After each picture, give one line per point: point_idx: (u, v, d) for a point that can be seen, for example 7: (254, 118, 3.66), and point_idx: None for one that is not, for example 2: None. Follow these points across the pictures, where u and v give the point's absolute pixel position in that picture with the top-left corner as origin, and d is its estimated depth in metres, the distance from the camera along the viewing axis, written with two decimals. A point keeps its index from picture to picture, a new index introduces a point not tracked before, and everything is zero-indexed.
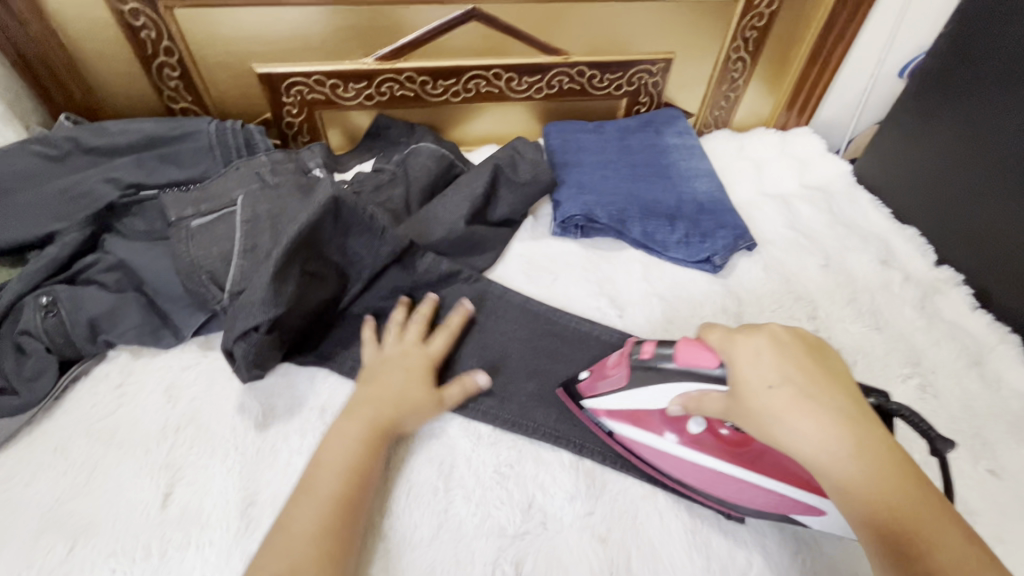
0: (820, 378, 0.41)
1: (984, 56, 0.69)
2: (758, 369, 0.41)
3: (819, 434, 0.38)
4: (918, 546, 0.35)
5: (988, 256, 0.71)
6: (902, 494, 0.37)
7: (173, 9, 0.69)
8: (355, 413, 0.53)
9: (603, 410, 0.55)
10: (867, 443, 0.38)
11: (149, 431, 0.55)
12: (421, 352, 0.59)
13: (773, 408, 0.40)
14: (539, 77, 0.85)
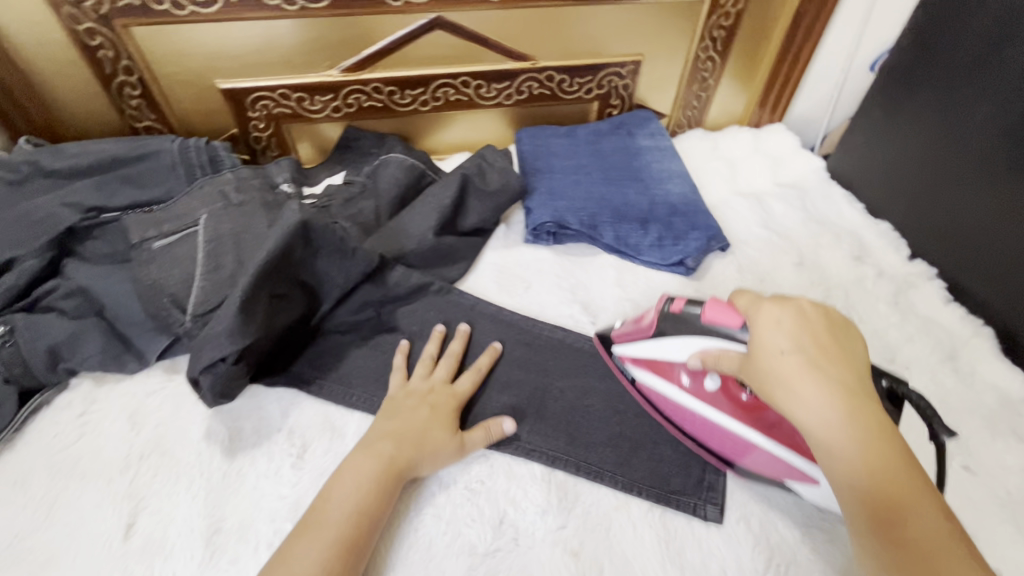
0: (832, 351, 0.41)
1: (947, 51, 0.69)
2: (775, 334, 0.42)
3: (820, 396, 0.39)
4: (892, 516, 0.36)
5: (961, 249, 0.71)
6: (889, 466, 0.37)
7: (130, 28, 0.68)
8: (373, 447, 0.51)
9: (627, 356, 0.58)
10: (865, 415, 0.39)
11: (112, 461, 0.54)
12: (448, 391, 0.57)
13: (782, 372, 0.41)
14: (507, 83, 0.85)
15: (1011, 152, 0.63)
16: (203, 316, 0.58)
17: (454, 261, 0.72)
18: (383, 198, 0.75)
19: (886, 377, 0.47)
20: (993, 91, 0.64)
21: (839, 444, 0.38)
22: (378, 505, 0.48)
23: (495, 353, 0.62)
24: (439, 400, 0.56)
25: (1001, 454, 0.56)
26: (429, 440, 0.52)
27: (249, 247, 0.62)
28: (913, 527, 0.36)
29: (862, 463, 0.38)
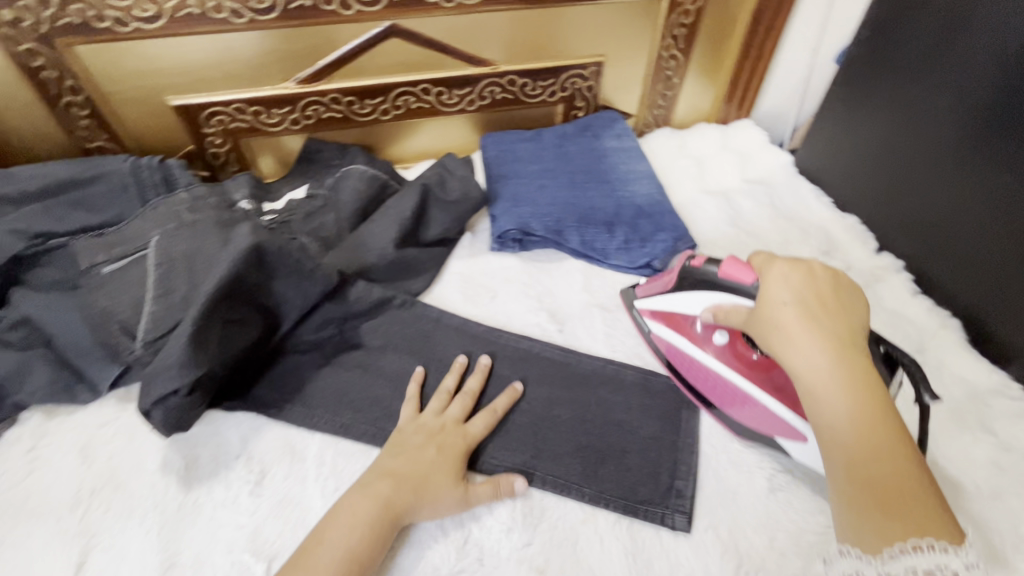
0: (833, 306, 0.43)
1: (903, 42, 0.69)
2: (779, 288, 0.45)
3: (816, 341, 0.41)
4: (866, 461, 0.37)
5: (927, 241, 0.70)
6: (873, 411, 0.39)
7: (73, 47, 0.66)
8: (371, 486, 0.49)
9: (648, 310, 0.63)
10: (855, 365, 0.40)
11: (62, 498, 0.52)
12: (459, 432, 0.54)
13: (782, 321, 0.43)
14: (469, 89, 0.83)
15: (970, 142, 0.63)
16: (151, 343, 0.57)
17: (418, 273, 0.70)
18: (344, 211, 0.73)
19: (883, 344, 0.48)
20: (950, 82, 0.64)
21: (828, 386, 0.40)
22: (354, 542, 0.45)
23: (515, 395, 0.58)
24: (449, 440, 0.53)
25: (970, 447, 0.56)
26: (431, 484, 0.50)
27: (201, 269, 0.59)
28: (886, 467, 0.37)
29: (848, 406, 0.39)
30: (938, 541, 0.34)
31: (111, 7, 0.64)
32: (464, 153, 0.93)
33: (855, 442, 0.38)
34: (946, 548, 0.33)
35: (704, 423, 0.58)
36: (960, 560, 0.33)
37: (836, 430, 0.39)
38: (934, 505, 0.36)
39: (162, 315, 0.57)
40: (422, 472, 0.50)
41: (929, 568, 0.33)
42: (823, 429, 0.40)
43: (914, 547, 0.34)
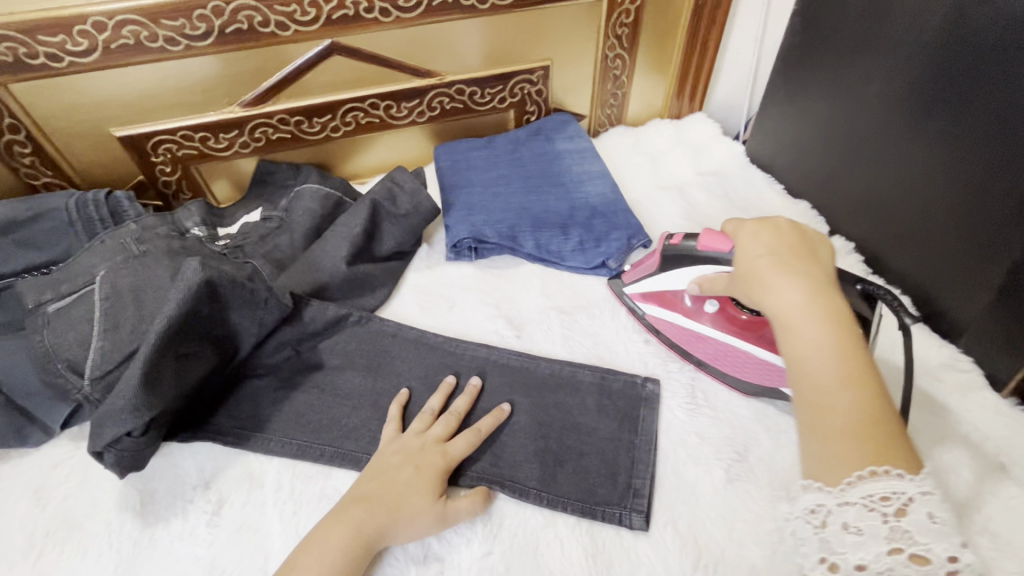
0: (804, 254, 0.44)
1: (834, 30, 0.70)
2: (755, 244, 0.46)
3: (792, 282, 0.41)
4: (836, 393, 0.37)
5: (875, 223, 0.71)
6: (847, 348, 0.38)
7: (8, 85, 0.66)
8: (345, 512, 0.48)
9: (638, 294, 0.66)
10: (828, 302, 0.40)
11: (15, 543, 0.52)
12: (439, 451, 0.53)
13: (758, 268, 0.44)
14: (417, 101, 0.84)
15: (906, 121, 0.64)
16: (101, 379, 0.56)
17: (374, 288, 0.70)
18: (297, 231, 0.73)
19: (860, 283, 0.51)
20: (882, 65, 0.65)
21: (803, 324, 0.39)
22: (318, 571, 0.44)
23: (502, 416, 0.57)
24: (428, 458, 0.52)
25: (923, 423, 0.57)
26: (406, 505, 0.49)
27: (149, 302, 0.59)
28: (853, 399, 0.37)
29: (822, 341, 0.38)
30: (897, 468, 0.34)
31: (42, 43, 0.63)
32: (421, 164, 0.94)
33: (826, 377, 0.38)
34: (902, 475, 0.34)
35: (663, 418, 0.58)
36: (914, 487, 0.34)
37: (808, 364, 0.38)
38: (899, 435, 0.36)
39: (109, 350, 0.57)
40: (380, 491, 0.49)
41: (885, 493, 0.34)
42: (795, 365, 0.39)
43: (870, 473, 0.35)
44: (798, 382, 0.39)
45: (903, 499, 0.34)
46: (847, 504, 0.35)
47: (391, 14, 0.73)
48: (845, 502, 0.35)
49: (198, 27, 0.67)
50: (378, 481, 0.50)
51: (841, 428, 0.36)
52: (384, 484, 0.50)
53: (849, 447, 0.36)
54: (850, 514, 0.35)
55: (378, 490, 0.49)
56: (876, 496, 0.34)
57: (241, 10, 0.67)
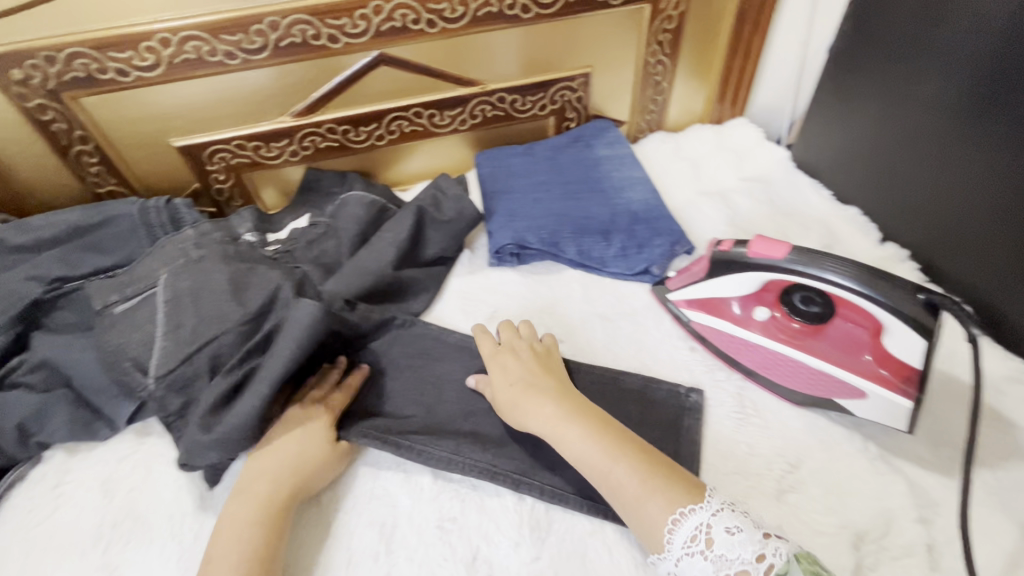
0: (536, 367, 0.56)
1: (888, 31, 0.68)
2: (500, 368, 0.57)
3: (537, 402, 0.52)
4: (615, 473, 0.47)
5: (927, 229, 0.69)
6: (597, 429, 0.49)
7: (80, 99, 0.70)
8: (248, 491, 0.51)
9: (682, 301, 0.65)
10: (575, 404, 0.51)
11: (84, 531, 0.54)
12: (319, 409, 0.57)
13: (512, 395, 0.54)
14: (460, 109, 0.85)
15: (963, 124, 0.62)
16: (163, 376, 0.58)
17: (418, 293, 0.72)
18: (343, 237, 0.74)
19: (923, 292, 0.49)
20: (937, 67, 0.63)
21: (562, 427, 0.50)
22: (248, 545, 0.47)
23: (363, 373, 0.62)
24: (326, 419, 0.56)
25: (992, 438, 0.54)
26: (308, 466, 0.53)
27: (206, 306, 0.61)
28: (626, 467, 0.47)
29: (585, 437, 0.49)
30: (688, 506, 0.43)
31: (112, 59, 0.67)
32: (462, 171, 0.95)
33: (601, 460, 0.47)
34: (694, 509, 0.43)
35: (714, 430, 0.56)
36: (706, 512, 0.43)
37: (585, 460, 0.48)
38: (671, 470, 0.47)
39: (172, 350, 0.59)
40: (280, 463, 0.52)
41: (693, 532, 0.42)
42: (581, 466, 0.48)
43: (677, 522, 0.43)
44: (588, 473, 0.48)
45: (705, 529, 0.42)
46: (681, 560, 0.42)
47: (437, 25, 0.75)
48: (679, 560, 0.42)
49: (255, 42, 0.70)
50: (269, 454, 0.53)
51: (638, 488, 0.45)
52: (282, 452, 0.53)
53: (653, 505, 0.44)
54: (686, 567, 0.42)
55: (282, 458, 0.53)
56: (689, 538, 0.42)
57: (295, 24, 0.70)
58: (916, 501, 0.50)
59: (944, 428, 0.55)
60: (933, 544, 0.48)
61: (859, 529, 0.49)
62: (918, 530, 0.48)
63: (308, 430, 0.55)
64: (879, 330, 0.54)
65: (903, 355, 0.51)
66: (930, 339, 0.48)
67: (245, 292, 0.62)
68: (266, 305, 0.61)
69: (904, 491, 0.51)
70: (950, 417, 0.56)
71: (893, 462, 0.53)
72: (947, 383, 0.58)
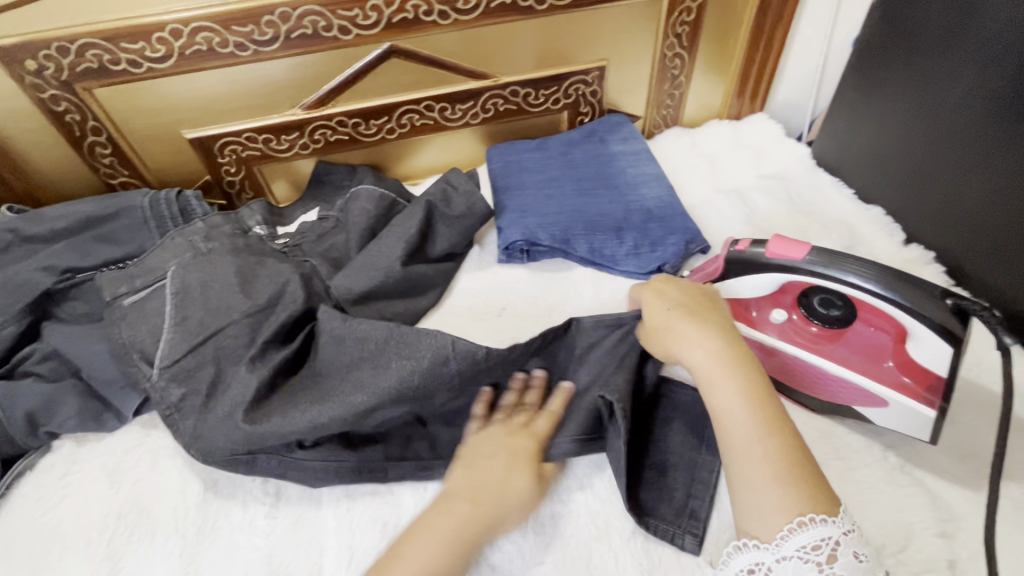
0: (703, 306, 0.52)
1: (918, 24, 0.65)
2: (660, 296, 0.54)
3: (705, 338, 0.48)
4: (761, 445, 0.42)
5: (955, 230, 0.67)
6: (762, 396, 0.45)
7: (93, 90, 0.70)
8: (450, 504, 0.47)
9: None
10: (739, 352, 0.48)
11: (90, 522, 0.54)
12: (529, 434, 0.52)
13: (671, 319, 0.51)
14: (471, 103, 0.84)
15: (997, 123, 0.59)
16: (168, 367, 0.58)
17: (427, 289, 0.71)
18: (353, 231, 0.73)
19: (951, 297, 0.46)
20: (971, 62, 0.60)
21: (722, 375, 0.46)
22: (437, 562, 0.43)
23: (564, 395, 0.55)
24: (517, 443, 0.51)
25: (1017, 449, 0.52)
26: (512, 497, 0.48)
27: (214, 299, 0.61)
28: (773, 444, 0.42)
29: (739, 390, 0.45)
30: (819, 514, 0.39)
31: (124, 50, 0.67)
32: (472, 166, 0.94)
33: (747, 426, 0.43)
34: (826, 519, 0.39)
35: None
36: (838, 529, 0.38)
37: (728, 417, 0.44)
38: (814, 474, 0.41)
39: (178, 341, 0.59)
40: (481, 484, 0.48)
41: (817, 542, 0.38)
42: (721, 416, 0.45)
43: (800, 525, 0.38)
44: (725, 431, 0.44)
45: (831, 544, 0.38)
46: (785, 559, 0.38)
47: (449, 16, 0.73)
48: (782, 558, 0.39)
49: (265, 33, 0.69)
50: (473, 471, 0.49)
51: (770, 475, 0.41)
52: (477, 479, 0.48)
53: (771, 491, 0.40)
54: (790, 568, 0.38)
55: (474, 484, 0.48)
56: (810, 547, 0.38)
57: (306, 15, 0.69)
58: (936, 514, 0.48)
59: (967, 439, 0.53)
60: (955, 560, 0.46)
61: (877, 543, 0.47)
62: (939, 545, 0.46)
63: (513, 456, 0.50)
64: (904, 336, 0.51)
65: (927, 361, 0.49)
66: (957, 348, 0.46)
67: (253, 284, 0.62)
68: (270, 304, 0.61)
69: (924, 503, 0.49)
70: (971, 427, 0.53)
71: (912, 473, 0.51)
72: (973, 393, 0.56)
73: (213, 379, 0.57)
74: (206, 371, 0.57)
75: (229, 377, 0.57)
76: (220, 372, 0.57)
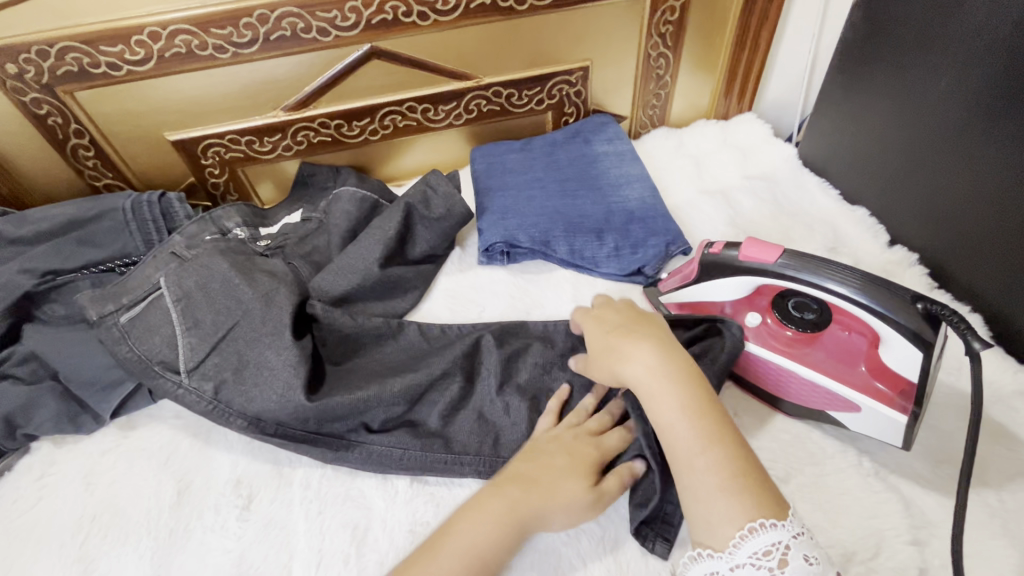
0: (640, 324, 0.51)
1: (901, 24, 0.64)
2: (601, 326, 0.53)
3: (644, 353, 0.47)
4: (705, 455, 0.42)
5: (939, 232, 0.66)
6: (700, 405, 0.44)
7: (74, 93, 0.70)
8: (502, 488, 0.47)
9: (674, 305, 0.63)
10: (681, 364, 0.47)
11: (66, 524, 0.54)
12: (594, 443, 0.51)
13: (610, 343, 0.50)
14: (455, 104, 0.84)
15: (979, 123, 0.58)
16: (196, 370, 0.59)
17: (406, 290, 0.71)
18: (334, 232, 0.73)
19: (922, 301, 0.45)
20: (953, 61, 0.59)
21: (662, 389, 0.45)
22: (482, 540, 0.45)
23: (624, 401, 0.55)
24: (582, 449, 0.50)
25: (992, 454, 0.51)
26: (562, 494, 0.47)
27: (218, 298, 0.61)
28: (718, 453, 0.42)
29: (679, 401, 0.44)
30: (768, 519, 0.38)
31: (103, 53, 0.67)
32: (457, 166, 0.94)
33: (690, 437, 0.43)
34: (776, 524, 0.38)
35: None
36: (787, 533, 0.38)
37: (671, 427, 0.44)
38: (764, 478, 0.41)
39: (196, 343, 0.60)
40: (537, 475, 0.48)
41: (767, 548, 0.38)
42: (665, 429, 0.44)
43: (751, 531, 0.38)
44: (670, 445, 0.44)
45: (782, 549, 0.38)
46: (739, 567, 0.38)
47: (429, 17, 0.73)
48: (736, 565, 0.38)
49: (244, 35, 0.69)
50: (533, 463, 0.49)
51: (715, 485, 0.40)
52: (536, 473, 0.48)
53: (730, 508, 0.39)
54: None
55: (530, 477, 0.48)
56: (760, 553, 0.38)
57: (285, 17, 0.69)
58: (907, 521, 0.47)
59: (941, 443, 0.52)
60: (926, 567, 0.45)
61: (846, 550, 0.46)
62: (910, 553, 0.45)
63: (575, 453, 0.50)
64: (877, 340, 0.51)
65: (900, 366, 0.49)
66: (928, 352, 0.45)
67: (252, 275, 0.63)
68: (275, 284, 0.63)
69: (897, 510, 0.48)
70: (946, 431, 0.53)
71: (885, 479, 0.50)
72: (947, 395, 0.55)
73: (242, 365, 0.58)
74: (233, 366, 0.59)
75: (257, 357, 0.58)
76: (245, 359, 0.59)
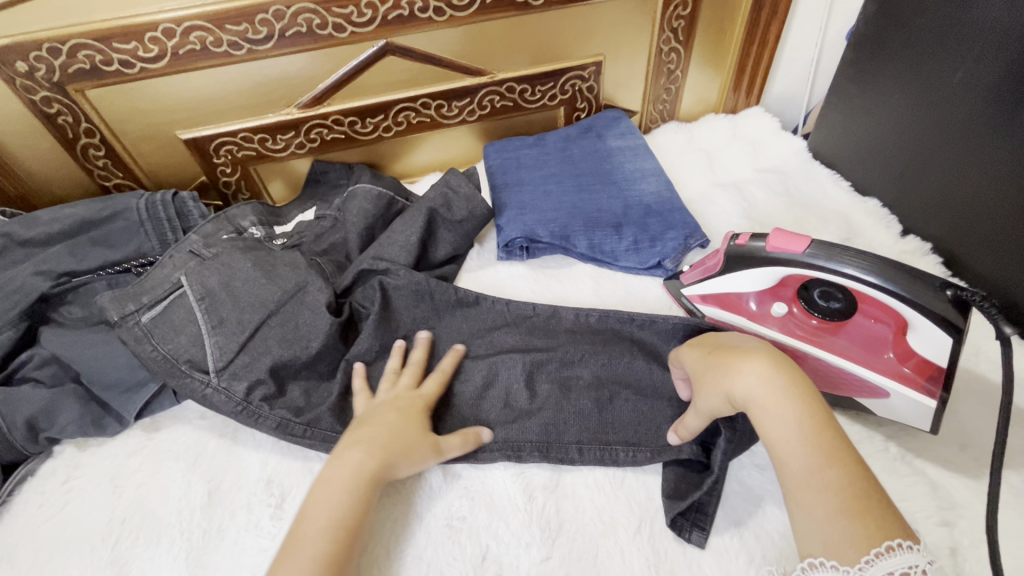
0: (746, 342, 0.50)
1: (917, 15, 0.65)
2: (697, 353, 0.52)
3: (755, 366, 0.46)
4: (825, 474, 0.40)
5: (955, 220, 0.67)
6: (818, 419, 0.43)
7: (84, 91, 0.69)
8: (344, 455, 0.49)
9: (696, 296, 0.64)
10: (795, 377, 0.45)
11: (96, 527, 0.54)
12: (415, 395, 0.56)
13: (715, 360, 0.49)
14: (468, 100, 0.84)
15: (994, 117, 0.59)
16: (225, 369, 0.58)
17: None
18: (351, 230, 0.73)
19: (952, 288, 0.46)
20: (965, 52, 0.61)
21: (779, 402, 0.44)
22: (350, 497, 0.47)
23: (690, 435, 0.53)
24: (410, 403, 0.55)
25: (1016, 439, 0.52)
26: (402, 442, 0.51)
27: (244, 296, 0.61)
28: (834, 473, 0.40)
29: (797, 415, 0.43)
30: (906, 540, 0.37)
31: (116, 50, 0.66)
32: (469, 163, 0.94)
33: (808, 457, 0.41)
34: (911, 546, 0.36)
35: None
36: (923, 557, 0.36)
37: (788, 441, 0.42)
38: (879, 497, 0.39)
39: (223, 342, 0.59)
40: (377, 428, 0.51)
41: (902, 569, 0.35)
42: (778, 444, 0.43)
43: (888, 549, 0.36)
44: (783, 464, 0.43)
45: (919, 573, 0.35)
46: None
47: (445, 12, 0.73)
48: None
49: (259, 31, 0.69)
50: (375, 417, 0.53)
51: (834, 507, 0.39)
52: (366, 434, 0.51)
53: (838, 525, 0.38)
54: None
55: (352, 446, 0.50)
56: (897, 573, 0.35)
57: (301, 13, 0.68)
58: (936, 502, 0.48)
59: (966, 429, 0.53)
60: (957, 547, 0.46)
61: None
62: (941, 533, 0.46)
63: (401, 414, 0.53)
64: (903, 327, 0.52)
65: (928, 353, 0.50)
66: (957, 338, 0.47)
67: (275, 272, 0.64)
68: (302, 280, 0.64)
69: (925, 492, 0.49)
70: (971, 417, 0.54)
71: (911, 463, 0.51)
72: (972, 382, 0.56)
73: (272, 368, 0.59)
74: (260, 367, 0.59)
75: (283, 359, 0.60)
76: (276, 363, 0.59)
